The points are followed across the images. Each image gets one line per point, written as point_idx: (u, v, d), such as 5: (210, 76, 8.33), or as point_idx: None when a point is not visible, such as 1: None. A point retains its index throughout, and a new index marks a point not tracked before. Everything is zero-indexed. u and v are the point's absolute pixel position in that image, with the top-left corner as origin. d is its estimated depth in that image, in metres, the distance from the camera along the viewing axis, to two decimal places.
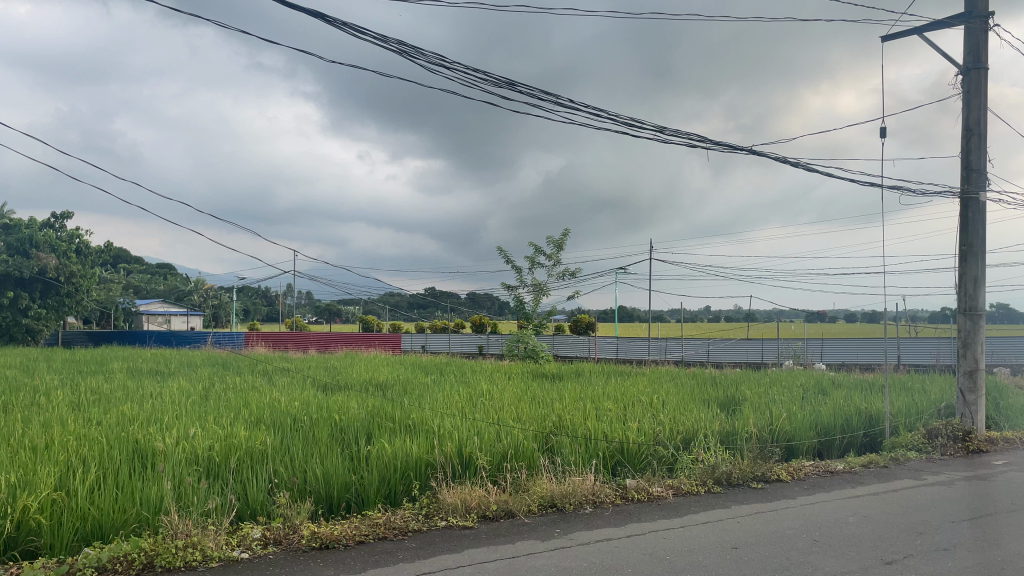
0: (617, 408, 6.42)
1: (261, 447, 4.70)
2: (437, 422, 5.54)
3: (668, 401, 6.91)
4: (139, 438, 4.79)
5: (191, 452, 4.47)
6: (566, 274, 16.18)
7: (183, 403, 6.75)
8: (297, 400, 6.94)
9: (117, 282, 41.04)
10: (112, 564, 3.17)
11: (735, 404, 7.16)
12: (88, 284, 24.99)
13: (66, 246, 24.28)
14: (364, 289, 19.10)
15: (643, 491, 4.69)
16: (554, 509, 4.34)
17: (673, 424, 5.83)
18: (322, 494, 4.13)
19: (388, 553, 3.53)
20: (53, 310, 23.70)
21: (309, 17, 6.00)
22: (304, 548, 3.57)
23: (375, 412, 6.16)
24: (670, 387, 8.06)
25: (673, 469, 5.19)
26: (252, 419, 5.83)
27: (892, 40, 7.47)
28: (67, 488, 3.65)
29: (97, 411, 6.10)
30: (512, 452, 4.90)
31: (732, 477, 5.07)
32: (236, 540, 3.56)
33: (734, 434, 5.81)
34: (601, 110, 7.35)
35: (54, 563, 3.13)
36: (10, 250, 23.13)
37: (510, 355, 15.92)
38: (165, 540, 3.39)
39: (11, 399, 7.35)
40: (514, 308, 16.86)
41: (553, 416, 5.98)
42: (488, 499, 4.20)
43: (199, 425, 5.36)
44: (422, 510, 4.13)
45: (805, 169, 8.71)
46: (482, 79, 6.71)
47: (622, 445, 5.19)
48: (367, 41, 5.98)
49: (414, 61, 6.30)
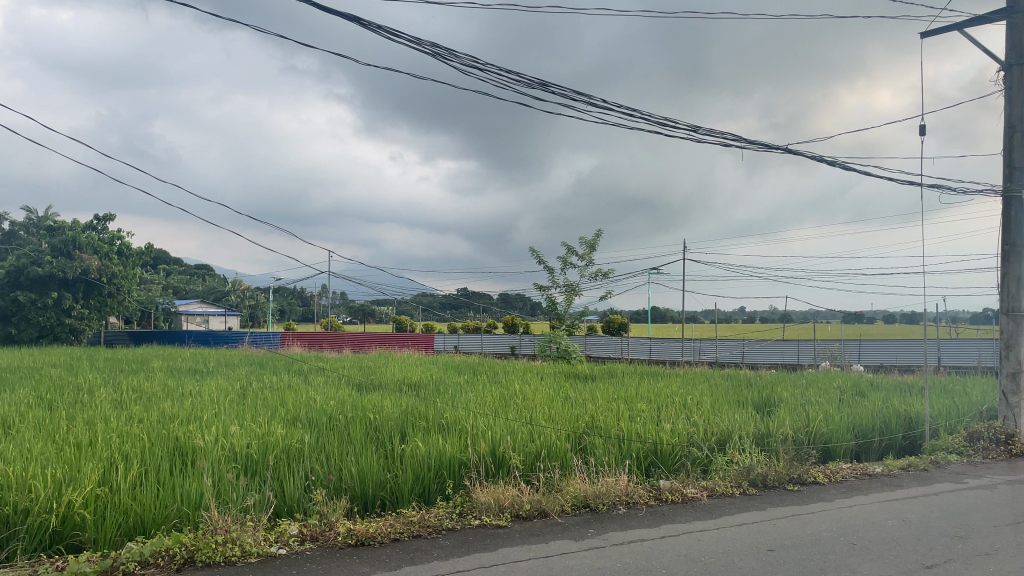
0: (651, 410, 6.39)
1: (297, 445, 4.78)
2: (471, 421, 5.58)
3: (703, 403, 6.87)
4: (179, 436, 4.89)
5: (230, 451, 4.55)
6: (599, 274, 16.17)
7: (220, 402, 6.81)
8: (333, 400, 6.99)
9: (157, 284, 41.93)
10: (154, 558, 3.25)
11: (770, 406, 7.09)
12: (130, 284, 25.61)
13: (108, 247, 24.91)
14: (398, 289, 19.26)
15: (677, 493, 4.67)
16: (587, 509, 4.34)
17: (708, 425, 5.81)
18: (357, 492, 4.19)
19: (423, 551, 3.57)
20: (96, 309, 24.38)
21: (345, 21, 6.18)
22: (340, 544, 3.63)
23: (408, 412, 6.22)
24: (703, 388, 8.01)
25: (708, 471, 5.16)
26: (288, 418, 5.90)
27: (931, 36, 7.34)
28: (111, 484, 3.76)
29: (136, 411, 6.20)
30: (545, 453, 4.92)
31: (768, 479, 5.03)
32: (275, 536, 3.64)
33: (769, 436, 5.76)
34: (633, 110, 7.64)
35: (97, 558, 3.23)
36: (55, 251, 23.80)
37: (542, 355, 15.95)
38: (205, 535, 3.48)
39: (56, 397, 7.54)
40: (547, 309, 16.88)
41: (586, 416, 6.00)
42: (522, 498, 4.23)
43: (237, 424, 5.45)
44: (456, 509, 4.17)
45: (842, 168, 8.63)
46: (516, 81, 7.07)
47: (656, 446, 5.18)
48: (402, 43, 6.30)
49: (447, 62, 6.68)
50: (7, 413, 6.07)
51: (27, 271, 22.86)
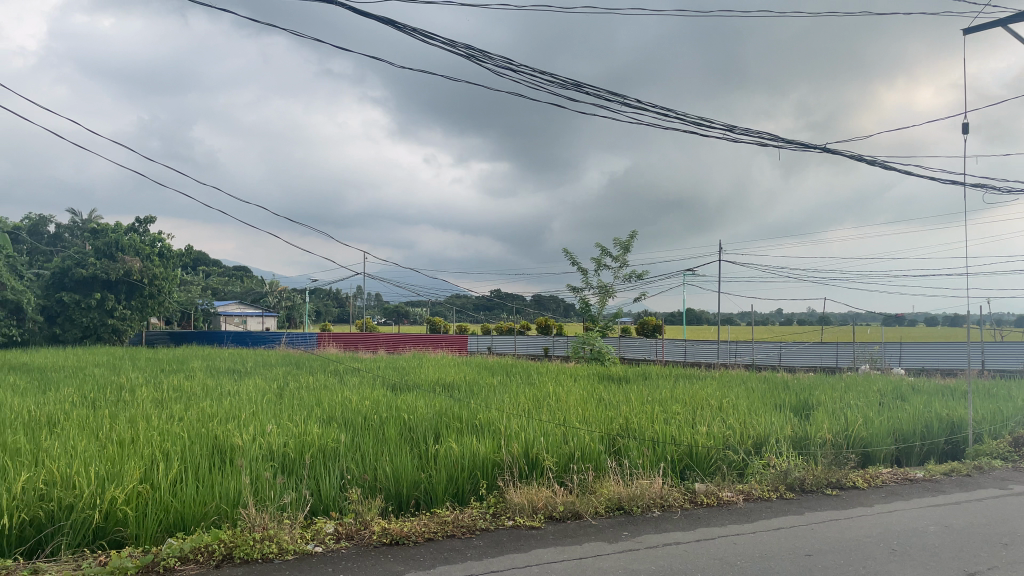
0: (686, 412, 6.36)
1: (333, 444, 4.85)
2: (504, 422, 5.61)
3: (738, 405, 6.82)
4: (218, 434, 5.00)
5: (267, 449, 4.65)
6: (633, 275, 16.16)
7: (259, 401, 6.96)
8: (368, 400, 7.08)
9: (196, 285, 42.80)
10: (195, 554, 3.33)
11: (808, 409, 6.99)
12: (171, 285, 26.17)
13: (150, 249, 25.49)
14: (433, 291, 19.41)
15: (713, 496, 4.64)
16: (621, 512, 4.33)
17: (744, 428, 5.76)
18: (392, 491, 4.23)
19: (457, 551, 3.60)
20: (138, 310, 24.96)
21: (381, 25, 6.26)
22: (375, 543, 3.68)
23: (442, 412, 6.27)
24: (739, 391, 7.93)
25: (744, 474, 5.10)
26: (324, 417, 6.00)
27: (974, 33, 7.18)
28: (152, 481, 3.86)
29: (178, 408, 6.37)
30: (579, 454, 4.93)
31: (805, 483, 4.97)
32: (311, 534, 3.69)
33: (806, 441, 5.68)
34: (668, 111, 7.81)
35: (139, 553, 3.30)
36: (98, 253, 24.37)
37: (575, 356, 15.96)
38: (244, 532, 3.56)
39: (100, 395, 7.74)
40: (580, 311, 16.89)
41: (620, 418, 6.01)
42: (555, 500, 4.23)
43: (274, 422, 5.57)
44: (490, 510, 4.18)
45: (882, 167, 8.52)
46: (550, 82, 7.24)
47: (691, 448, 5.16)
48: (436, 45, 6.51)
49: (482, 64, 6.85)
50: (54, 410, 6.25)
51: (73, 273, 23.45)
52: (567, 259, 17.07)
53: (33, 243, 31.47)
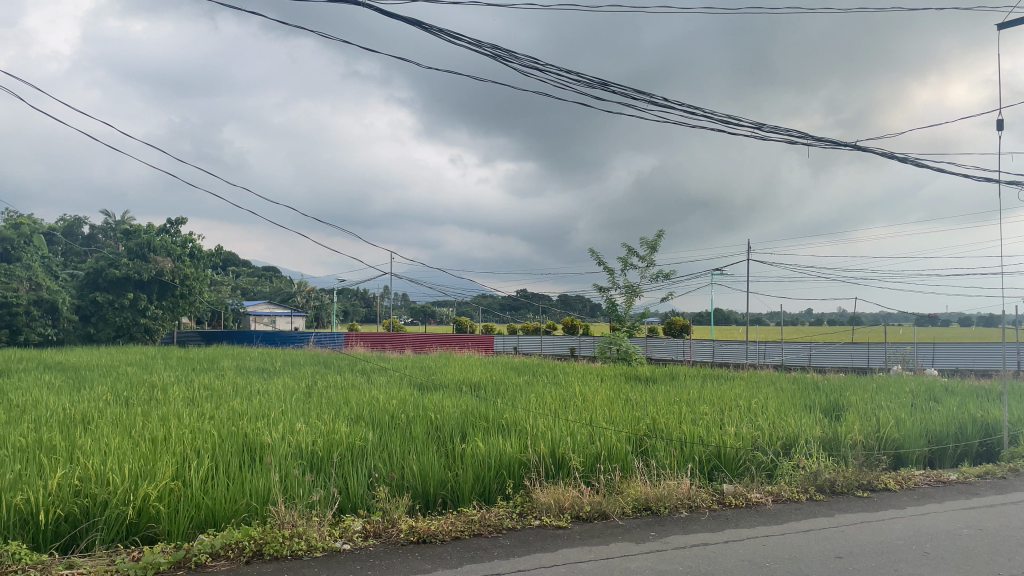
0: (713, 412, 6.34)
1: (360, 443, 4.89)
2: (531, 422, 5.62)
3: (767, 405, 6.77)
4: (248, 432, 5.07)
5: (296, 447, 4.71)
6: (660, 275, 16.09)
7: (288, 400, 7.06)
8: (395, 399, 7.14)
9: (226, 286, 43.36)
10: (225, 551, 3.38)
11: (839, 410, 6.90)
12: (201, 285, 26.55)
13: (180, 250, 25.91)
14: (459, 291, 19.48)
15: (741, 497, 4.61)
16: (649, 512, 4.32)
17: (773, 429, 5.72)
18: (419, 490, 4.26)
19: (484, 549, 3.62)
20: (169, 310, 25.35)
21: (409, 26, 6.33)
22: (402, 541, 3.71)
23: (468, 411, 6.30)
24: (769, 391, 7.84)
25: (773, 475, 5.06)
26: (351, 415, 6.08)
27: (1009, 28, 7.04)
28: (184, 478, 3.93)
29: (209, 407, 6.50)
30: (605, 454, 4.92)
31: (836, 485, 4.91)
32: (339, 531, 3.73)
33: (837, 442, 5.61)
34: (689, 108, 7.88)
35: (171, 549, 3.36)
36: (131, 254, 24.82)
37: (602, 357, 15.93)
38: (273, 529, 3.61)
39: (132, 394, 7.87)
40: (607, 311, 16.84)
41: (647, 418, 5.98)
42: (582, 500, 4.23)
43: (303, 420, 5.64)
44: (517, 509, 4.20)
45: (914, 165, 8.39)
46: (574, 79, 7.45)
47: (719, 449, 5.13)
48: (464, 45, 6.79)
49: (508, 64, 7.10)
50: (88, 409, 6.36)
51: (106, 273, 23.87)
52: (593, 259, 17.04)
53: (68, 245, 32.12)
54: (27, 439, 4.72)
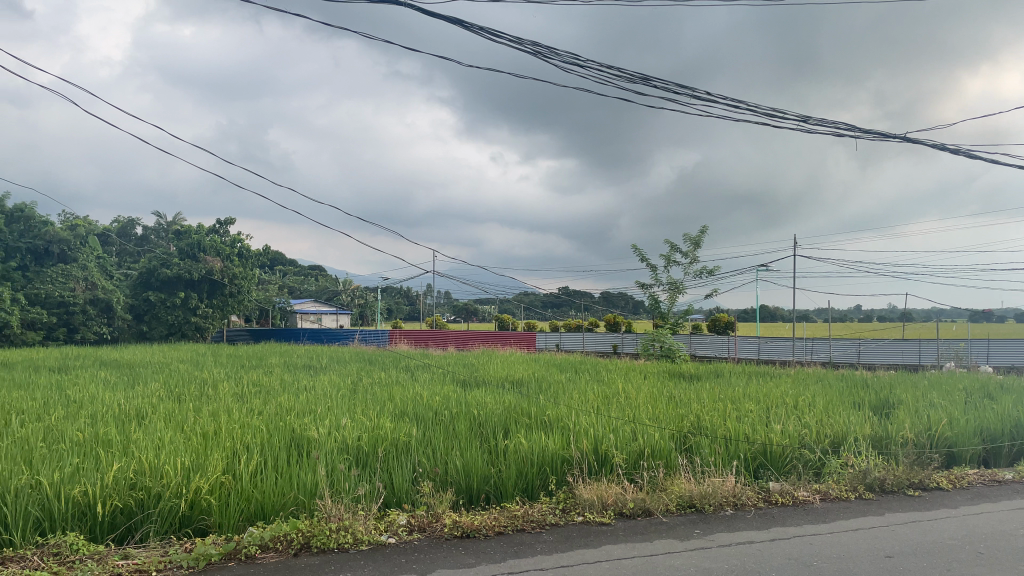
0: (759, 409, 6.27)
1: (405, 438, 4.97)
2: (573, 419, 5.63)
3: (815, 402, 6.68)
4: (295, 428, 5.19)
5: (341, 442, 4.79)
6: (704, 271, 15.98)
7: (334, 396, 7.21)
8: (438, 395, 7.25)
9: (273, 285, 44.20)
10: (274, 543, 3.47)
11: (888, 408, 6.76)
12: (249, 284, 27.15)
13: (229, 249, 26.50)
14: (501, 288, 19.55)
15: (788, 495, 4.55)
16: (693, 510, 4.29)
17: (821, 426, 5.65)
18: (462, 485, 4.30)
19: (526, 545, 3.65)
20: (219, 308, 25.95)
21: (449, 24, 6.36)
22: (446, 535, 3.76)
23: (510, 407, 6.35)
24: (817, 389, 7.69)
25: (821, 474, 4.98)
26: (396, 411, 6.17)
27: None
28: (234, 472, 4.04)
29: (258, 402, 6.67)
30: (649, 452, 4.90)
31: (886, 484, 4.81)
32: (384, 525, 3.80)
33: (887, 440, 5.50)
34: (738, 103, 7.62)
35: (223, 540, 3.46)
36: (182, 254, 25.53)
37: (644, 354, 15.89)
38: (320, 522, 3.68)
39: (184, 390, 8.12)
40: (649, 308, 16.73)
41: (690, 416, 5.93)
42: (626, 497, 4.23)
43: (348, 416, 5.76)
44: (559, 505, 4.22)
45: (968, 156, 8.14)
46: (615, 75, 7.39)
47: (765, 447, 5.06)
48: (503, 43, 6.83)
49: (549, 59, 7.13)
50: (141, 404, 6.57)
51: (159, 273, 24.57)
52: (636, 255, 16.97)
53: (122, 245, 33.15)
54: (84, 434, 4.90)
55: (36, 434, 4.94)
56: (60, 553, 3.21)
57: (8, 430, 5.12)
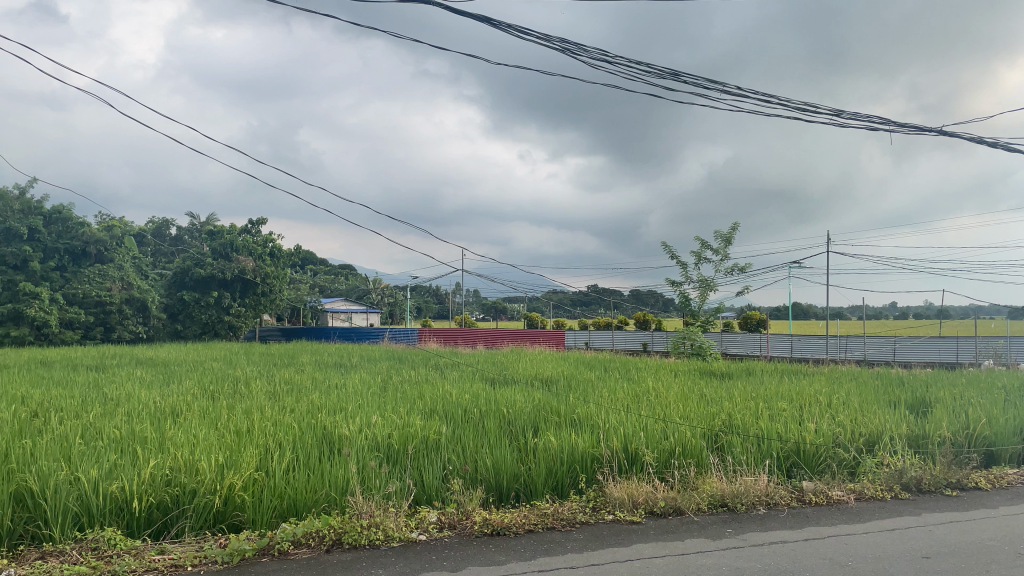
0: (792, 408, 6.19)
1: (434, 436, 5.00)
2: (602, 417, 5.62)
3: (849, 401, 6.59)
4: (326, 425, 5.26)
5: (372, 440, 4.84)
6: (735, 269, 15.84)
7: (365, 394, 7.26)
8: (468, 393, 7.29)
9: (305, 284, 44.70)
10: (306, 539, 3.52)
11: (925, 406, 6.64)
12: (281, 283, 27.48)
13: (261, 249, 26.85)
14: (531, 286, 19.56)
15: (822, 495, 4.49)
16: (725, 509, 4.26)
17: (855, 425, 5.57)
18: (492, 483, 4.33)
19: (557, 543, 3.65)
20: (252, 307, 26.30)
21: (477, 23, 6.38)
22: (476, 533, 3.77)
23: (540, 405, 6.36)
24: (850, 387, 7.61)
25: (855, 474, 4.91)
26: (426, 409, 6.21)
27: None
28: (267, 469, 4.10)
29: (290, 400, 6.75)
30: (680, 450, 4.87)
31: (922, 483, 4.73)
32: (415, 522, 3.82)
33: (923, 439, 5.40)
34: (769, 97, 7.55)
35: (256, 536, 3.52)
36: (215, 254, 25.92)
37: (674, 352, 15.78)
38: (352, 518, 3.73)
39: (217, 388, 8.25)
40: (679, 305, 16.61)
41: (722, 414, 5.87)
42: (656, 496, 4.21)
43: (378, 413, 5.82)
44: (589, 503, 4.22)
45: (1005, 150, 7.97)
46: (646, 72, 7.22)
47: (798, 446, 5.01)
48: (531, 40, 6.63)
49: (576, 57, 7.01)
50: (177, 402, 6.69)
51: (192, 273, 25.00)
52: (667, 252, 16.86)
53: (157, 245, 33.78)
54: (121, 431, 5.01)
55: (76, 431, 5.05)
56: (98, 547, 3.28)
57: (49, 427, 5.25)
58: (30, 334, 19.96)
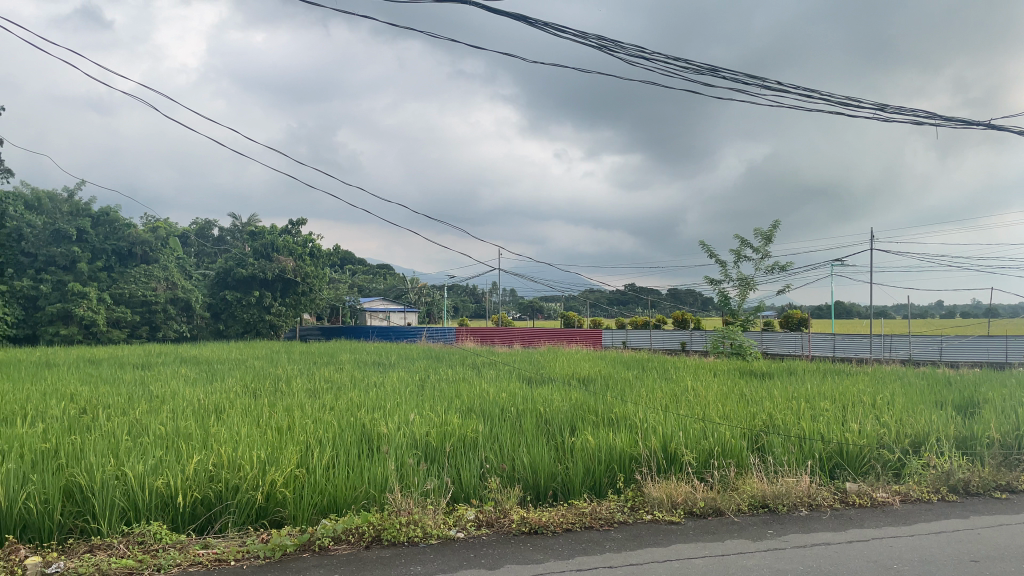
0: (835, 408, 6.10)
1: (472, 434, 5.04)
2: (641, 417, 5.58)
3: (893, 401, 6.46)
4: (365, 422, 5.33)
5: (410, 437, 4.89)
6: (776, 267, 15.61)
7: (403, 392, 7.33)
8: (505, 392, 7.29)
9: (344, 284, 45.20)
10: (346, 535, 3.58)
11: (974, 407, 6.46)
12: (321, 283, 27.83)
13: (301, 249, 27.26)
14: (568, 285, 19.52)
15: (866, 496, 4.42)
16: (766, 510, 4.21)
17: (901, 426, 5.45)
18: (530, 482, 4.33)
19: (595, 542, 3.65)
20: (292, 306, 26.70)
21: (513, 21, 6.40)
22: (514, 531, 3.79)
23: (577, 404, 6.37)
24: (895, 387, 7.46)
25: (901, 475, 4.80)
26: (463, 407, 6.26)
27: None
28: (307, 465, 4.18)
29: (329, 398, 6.85)
30: (719, 450, 4.83)
31: (970, 486, 4.62)
32: (453, 520, 3.85)
33: (972, 440, 5.27)
34: (811, 92, 7.40)
35: (297, 532, 3.58)
36: (257, 254, 26.37)
37: (714, 351, 15.59)
38: (390, 515, 3.78)
39: (259, 386, 8.40)
40: (718, 304, 16.40)
41: (763, 414, 5.79)
42: (695, 496, 4.18)
43: (416, 412, 5.88)
44: (628, 502, 4.20)
45: None
46: (682, 67, 7.21)
47: (841, 447, 4.94)
48: (569, 37, 6.62)
49: (614, 53, 6.94)
50: (220, 400, 6.82)
51: (234, 272, 25.47)
52: (705, 251, 16.70)
53: (200, 245, 34.50)
54: (166, 428, 5.14)
55: (122, 428, 5.20)
56: (145, 541, 3.37)
57: (98, 423, 5.41)
58: (78, 333, 20.52)
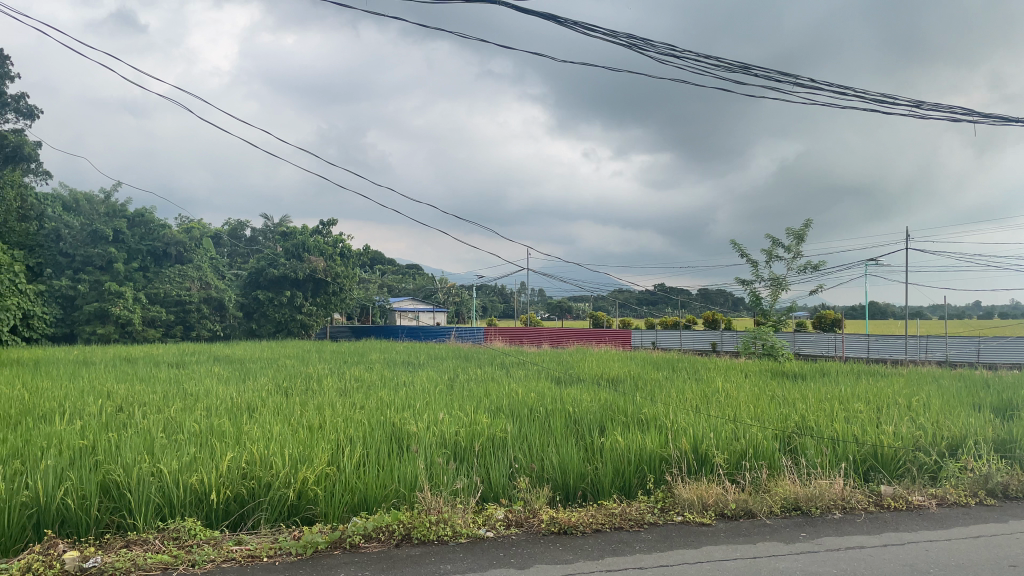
0: (869, 410, 6.02)
1: (501, 434, 5.05)
2: (671, 418, 5.56)
3: (929, 402, 6.37)
4: (396, 421, 5.38)
5: (440, 437, 4.93)
6: (808, 266, 15.42)
7: (432, 391, 7.38)
8: (534, 391, 7.31)
9: (374, 284, 45.52)
10: (376, 533, 3.62)
11: (1012, 409, 6.35)
12: (351, 282, 28.07)
13: (332, 250, 27.53)
14: (598, 285, 19.47)
15: (901, 500, 4.35)
16: (799, 512, 4.16)
17: (937, 428, 5.36)
18: (559, 482, 4.34)
19: (625, 543, 3.65)
20: (323, 306, 26.95)
21: (543, 20, 6.42)
22: (544, 531, 3.80)
23: (606, 405, 6.35)
24: (932, 389, 7.33)
25: (937, 478, 4.72)
26: (493, 407, 6.29)
27: None
28: (338, 463, 4.23)
29: (359, 397, 6.91)
30: (751, 452, 4.79)
31: (1010, 489, 4.53)
32: (482, 519, 3.87)
33: (1011, 442, 5.16)
34: (844, 88, 7.55)
35: (329, 529, 3.63)
36: (288, 254, 26.67)
37: (745, 352, 15.44)
38: (421, 514, 3.80)
39: (291, 385, 8.50)
40: (750, 305, 16.24)
41: (794, 416, 5.73)
42: (727, 497, 4.15)
43: (446, 411, 5.91)
44: (658, 503, 4.19)
45: None
46: (714, 66, 7.42)
47: (875, 449, 4.88)
48: (597, 36, 6.86)
49: (644, 51, 7.14)
50: (252, 398, 6.91)
51: (267, 272, 25.81)
52: (737, 252, 16.56)
53: (233, 245, 34.99)
54: (199, 426, 5.24)
55: (157, 425, 5.31)
56: (179, 537, 3.44)
57: (133, 421, 5.54)
58: (115, 331, 20.93)
